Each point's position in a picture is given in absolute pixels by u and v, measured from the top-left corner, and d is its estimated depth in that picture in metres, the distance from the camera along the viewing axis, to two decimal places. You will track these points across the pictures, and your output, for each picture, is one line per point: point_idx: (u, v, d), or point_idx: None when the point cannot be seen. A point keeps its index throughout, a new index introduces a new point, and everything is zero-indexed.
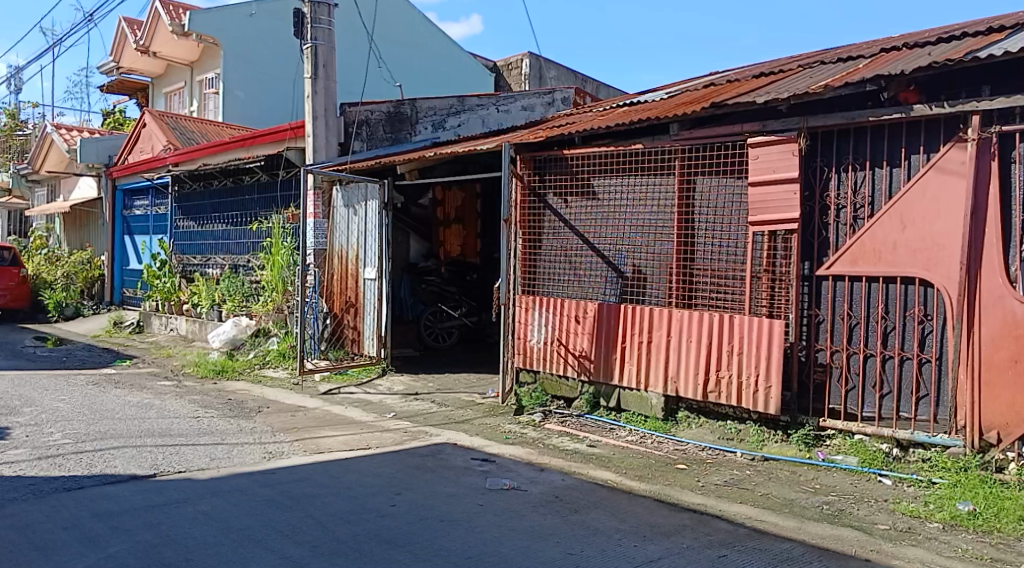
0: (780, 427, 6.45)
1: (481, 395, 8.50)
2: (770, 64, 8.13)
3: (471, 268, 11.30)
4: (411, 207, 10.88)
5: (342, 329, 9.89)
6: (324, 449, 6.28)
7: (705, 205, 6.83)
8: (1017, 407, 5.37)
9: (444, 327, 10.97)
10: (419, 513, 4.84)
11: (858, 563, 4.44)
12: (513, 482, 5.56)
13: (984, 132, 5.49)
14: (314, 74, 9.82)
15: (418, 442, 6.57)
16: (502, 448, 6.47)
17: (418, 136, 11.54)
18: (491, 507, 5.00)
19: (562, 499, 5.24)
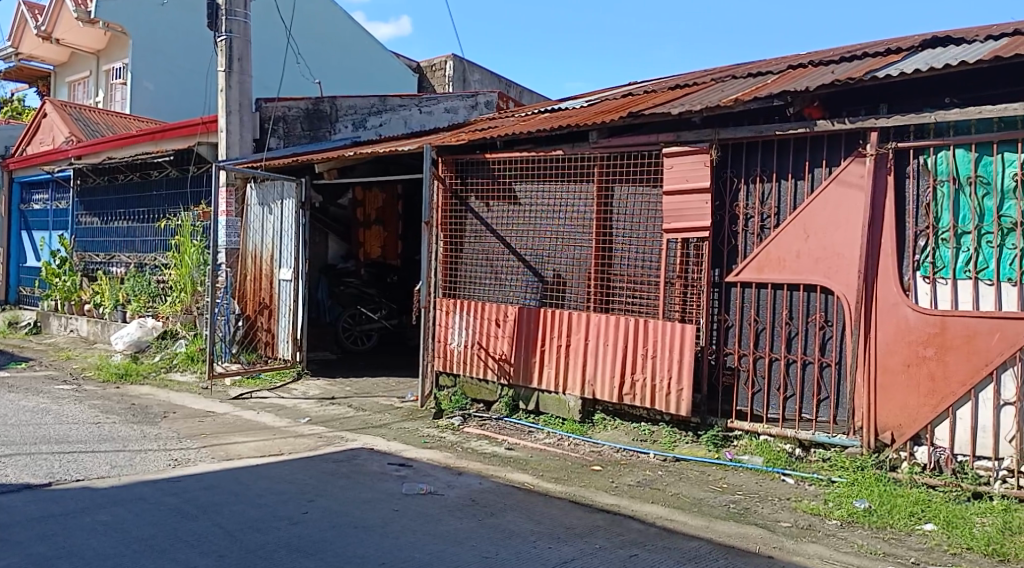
0: (690, 429, 6.67)
1: (400, 398, 8.49)
2: (687, 76, 8.36)
3: (391, 270, 11.26)
4: (329, 208, 10.86)
5: (255, 332, 9.73)
6: (234, 455, 6.18)
7: (622, 212, 7.01)
8: (909, 409, 5.66)
9: (362, 330, 10.90)
10: (332, 520, 4.81)
11: (760, 560, 4.61)
12: (430, 486, 5.58)
13: (881, 147, 5.76)
14: (228, 67, 9.64)
15: (333, 447, 6.54)
16: (418, 453, 6.48)
17: (337, 135, 11.37)
18: (406, 512, 5.01)
19: (479, 502, 5.29)
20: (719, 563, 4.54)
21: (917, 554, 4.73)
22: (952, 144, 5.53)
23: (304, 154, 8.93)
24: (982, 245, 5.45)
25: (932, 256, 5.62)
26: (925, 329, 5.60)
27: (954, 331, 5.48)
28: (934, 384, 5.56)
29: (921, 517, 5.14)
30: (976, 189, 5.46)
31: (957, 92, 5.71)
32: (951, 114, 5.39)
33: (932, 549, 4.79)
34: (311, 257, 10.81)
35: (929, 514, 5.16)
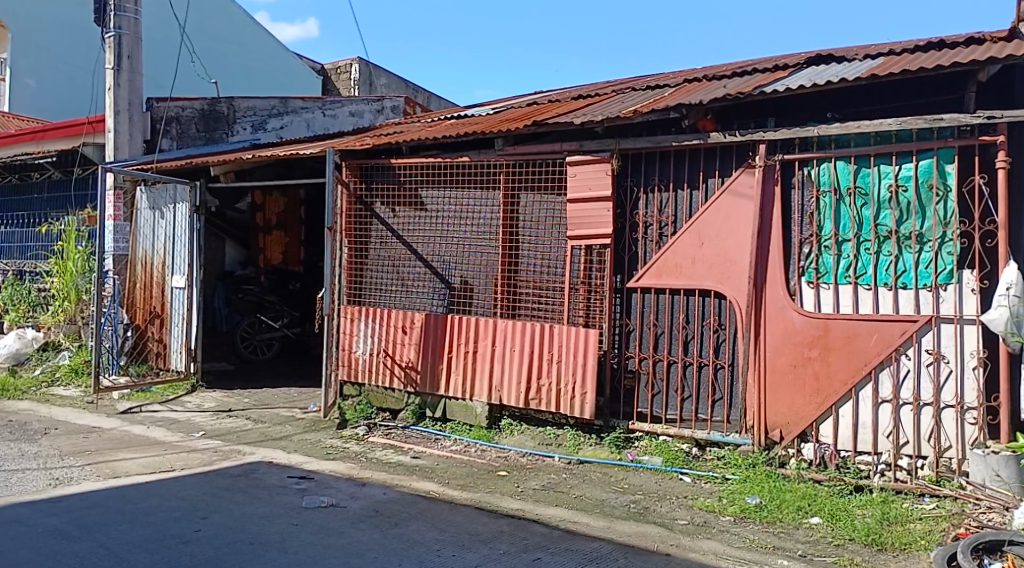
0: (594, 431, 6.84)
1: (302, 409, 8.39)
2: (587, 87, 8.56)
3: (294, 277, 11.14)
4: (227, 212, 10.52)
5: (145, 342, 9.46)
6: (121, 473, 6.01)
7: (526, 219, 7.13)
8: (796, 408, 5.96)
9: (262, 339, 10.77)
10: (227, 537, 4.75)
11: (658, 558, 4.78)
12: (331, 498, 5.56)
13: (769, 159, 6.04)
14: (116, 65, 9.33)
15: (230, 462, 6.42)
16: (320, 464, 6.44)
17: (235, 136, 11.14)
18: (306, 526, 4.99)
19: (382, 513, 5.31)
20: (619, 562, 4.69)
21: (804, 546, 4.98)
22: (833, 156, 5.84)
23: (201, 157, 8.73)
24: (861, 252, 5.79)
25: (816, 262, 5.94)
26: (809, 331, 5.90)
27: (836, 333, 5.81)
28: (818, 383, 5.87)
29: (808, 510, 5.40)
30: (854, 200, 5.80)
31: (836, 107, 6.19)
32: (833, 128, 5.72)
33: (818, 541, 5.06)
34: (206, 263, 10.50)
35: (815, 507, 5.44)
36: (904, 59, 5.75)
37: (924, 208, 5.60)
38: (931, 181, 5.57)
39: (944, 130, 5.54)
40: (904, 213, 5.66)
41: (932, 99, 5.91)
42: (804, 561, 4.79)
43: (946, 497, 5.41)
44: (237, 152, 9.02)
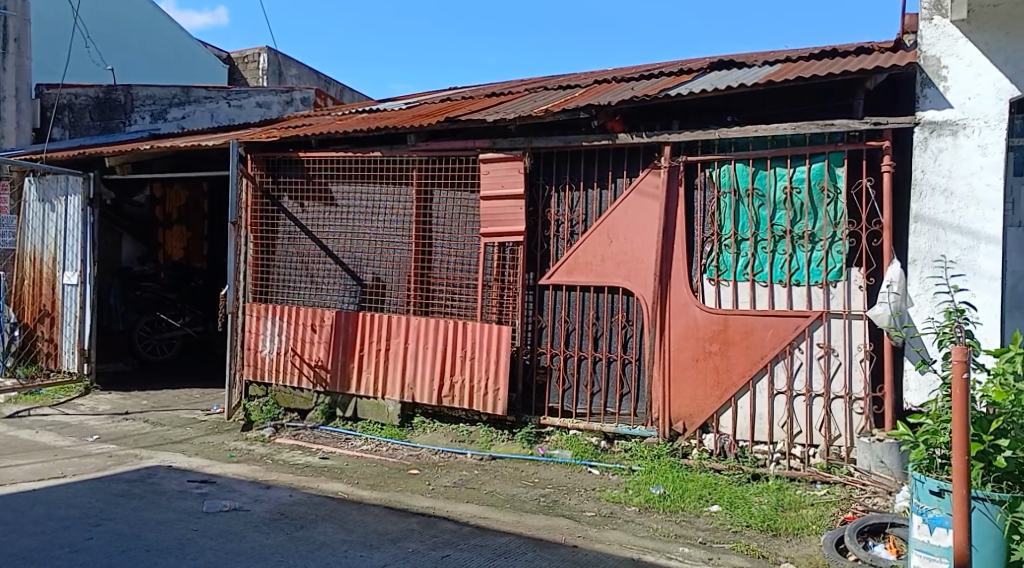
0: (506, 427, 6.96)
1: (204, 411, 8.23)
2: (497, 86, 8.64)
3: (195, 274, 10.97)
4: (123, 205, 10.41)
5: (35, 342, 9.15)
6: (6, 481, 5.79)
7: (439, 215, 7.20)
8: (697, 401, 6.23)
9: (162, 339, 10.31)
10: (121, 545, 4.66)
11: (565, 550, 4.91)
12: (234, 503, 5.51)
13: (673, 160, 6.30)
14: (2, 48, 8.92)
15: (125, 467, 6.27)
16: (223, 468, 6.36)
17: (133, 126, 10.80)
18: (207, 531, 4.93)
19: (287, 516, 5.29)
20: (527, 556, 4.79)
21: (704, 534, 5.19)
22: (733, 158, 6.13)
23: (94, 149, 8.44)
24: (758, 251, 6.09)
25: (716, 260, 6.21)
26: (710, 326, 6.18)
27: (735, 327, 6.10)
28: (718, 376, 6.16)
29: (708, 499, 5.63)
30: (752, 200, 6.08)
31: (737, 112, 6.55)
32: (733, 132, 5.99)
33: (717, 528, 5.27)
34: (102, 260, 10.34)
35: (715, 496, 5.68)
36: (800, 67, 6.15)
37: (816, 209, 5.92)
38: (823, 183, 5.89)
39: (835, 135, 5.90)
40: (798, 213, 5.96)
41: (827, 105, 6.35)
42: (703, 547, 4.99)
43: (836, 483, 5.74)
44: (133, 143, 8.75)
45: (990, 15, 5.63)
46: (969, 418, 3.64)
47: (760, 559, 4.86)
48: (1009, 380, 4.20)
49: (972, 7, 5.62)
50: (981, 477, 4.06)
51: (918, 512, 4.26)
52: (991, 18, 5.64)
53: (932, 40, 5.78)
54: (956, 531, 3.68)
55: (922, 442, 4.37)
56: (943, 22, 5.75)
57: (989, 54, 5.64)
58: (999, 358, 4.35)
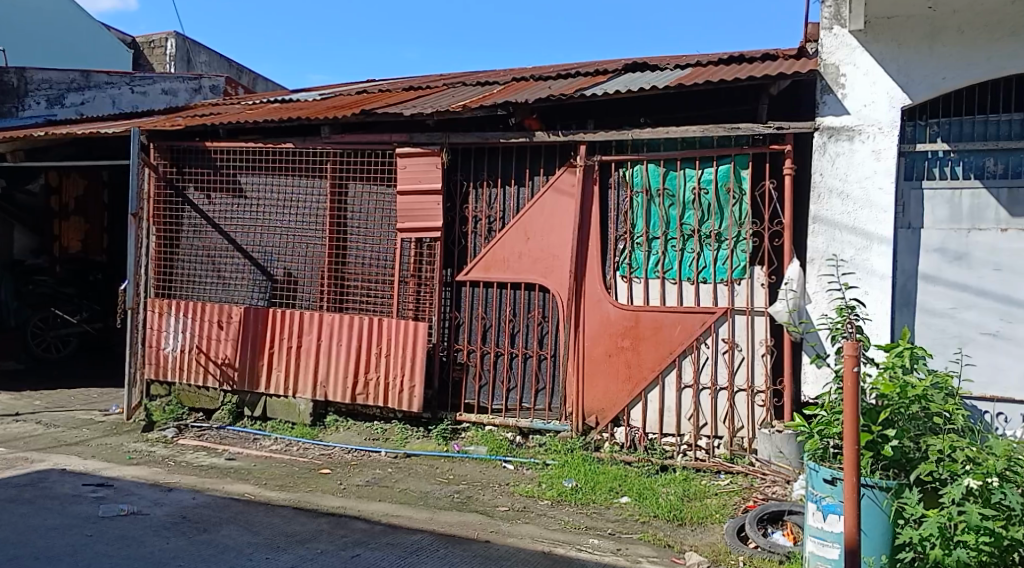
0: (422, 424, 6.96)
1: (102, 411, 7.90)
2: (413, 80, 8.58)
3: (94, 267, 10.58)
4: (15, 195, 9.82)
5: None
6: None
7: (353, 210, 7.16)
8: (610, 395, 6.39)
9: (57, 335, 9.94)
10: (6, 553, 4.44)
11: (477, 545, 4.93)
12: (132, 506, 5.31)
13: (588, 159, 6.44)
14: None
15: (13, 470, 5.96)
16: (121, 470, 6.13)
17: (27, 111, 10.22)
18: (102, 537, 4.75)
19: (189, 519, 5.14)
20: (438, 552, 4.80)
21: (613, 525, 5.31)
22: (645, 159, 6.30)
23: None
24: (668, 249, 6.26)
25: (629, 257, 6.36)
26: (623, 322, 6.34)
27: (646, 323, 6.28)
28: (630, 371, 6.33)
29: (619, 490, 5.77)
30: (663, 200, 6.27)
31: (649, 113, 6.69)
32: (645, 133, 6.16)
33: (626, 519, 5.41)
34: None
35: (625, 488, 5.81)
36: (708, 71, 6.35)
37: (723, 209, 6.13)
38: (729, 185, 6.11)
39: (741, 139, 6.11)
40: (706, 214, 6.18)
41: (732, 109, 6.59)
42: (612, 538, 5.11)
43: (738, 473, 5.97)
44: (23, 128, 8.27)
45: (885, 27, 5.93)
46: (859, 406, 3.85)
47: (666, 548, 5.00)
48: (897, 372, 4.48)
49: (868, 18, 5.90)
50: (870, 465, 4.27)
51: (813, 500, 4.46)
52: (886, 30, 5.94)
53: (831, 49, 6.05)
54: (846, 516, 3.78)
55: (817, 432, 4.61)
56: (842, 32, 6.02)
57: (884, 64, 5.94)
58: (888, 353, 4.63)
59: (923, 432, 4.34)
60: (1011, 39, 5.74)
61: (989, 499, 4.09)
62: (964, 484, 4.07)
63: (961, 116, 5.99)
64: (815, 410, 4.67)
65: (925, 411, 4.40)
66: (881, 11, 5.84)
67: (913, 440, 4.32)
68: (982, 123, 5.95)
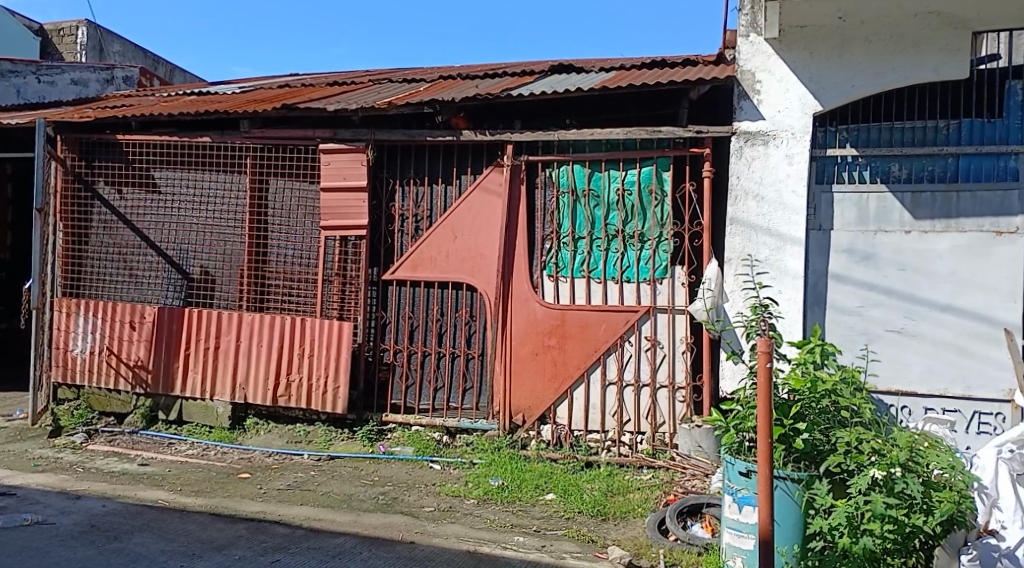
0: (346, 426, 6.86)
1: (5, 417, 7.50)
2: (337, 75, 8.44)
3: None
4: None
5: None
6: None
7: (275, 207, 7.02)
8: (536, 393, 6.43)
9: None
10: None
11: (401, 547, 4.89)
12: (37, 515, 5.06)
13: (515, 159, 6.46)
14: None
15: None
16: (25, 478, 5.83)
17: None
18: (4, 549, 4.52)
19: (99, 527, 4.93)
20: (361, 555, 4.74)
21: (538, 522, 5.35)
22: (571, 160, 6.36)
23: None
24: (593, 249, 6.35)
25: (556, 257, 6.43)
26: (549, 320, 6.39)
27: (572, 322, 6.35)
28: (556, 369, 6.39)
29: (544, 488, 5.81)
30: (588, 200, 6.35)
31: (574, 114, 6.82)
32: (570, 134, 6.22)
33: (551, 516, 5.46)
34: None
35: (551, 485, 5.86)
36: (632, 74, 6.47)
37: (645, 210, 6.25)
38: (651, 186, 6.24)
39: (663, 141, 6.25)
40: (629, 214, 6.28)
41: (654, 113, 6.69)
42: (538, 535, 5.15)
43: (660, 467, 6.11)
44: None
45: (798, 35, 6.14)
46: (771, 400, 3.92)
47: (589, 543, 5.07)
48: (809, 368, 4.60)
49: (782, 27, 6.11)
50: (782, 458, 4.42)
51: (730, 492, 4.56)
52: (798, 38, 6.16)
53: (748, 56, 6.26)
54: (760, 508, 3.88)
55: (732, 427, 4.61)
56: (757, 39, 6.23)
57: (796, 72, 6.16)
58: (801, 350, 4.75)
59: (832, 425, 4.49)
60: (913, 50, 5.99)
61: (893, 488, 4.22)
62: (868, 474, 4.22)
63: (868, 122, 6.23)
64: (731, 404, 4.63)
65: (834, 405, 4.55)
66: (795, 20, 6.05)
67: (824, 433, 4.48)
68: (888, 129, 6.20)
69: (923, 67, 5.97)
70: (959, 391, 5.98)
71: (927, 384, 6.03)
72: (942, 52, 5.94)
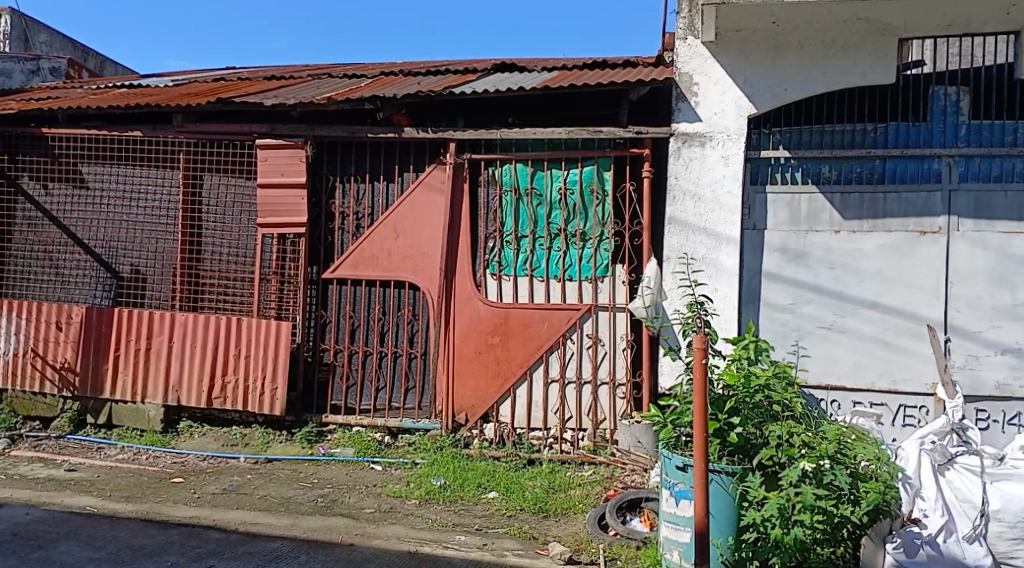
0: (284, 427, 6.74)
1: None
2: (276, 69, 8.26)
3: None
4: None
5: None
6: None
7: (209, 204, 6.85)
8: (479, 392, 6.43)
9: None
10: None
11: (340, 549, 4.83)
12: None
13: (457, 157, 6.45)
14: None
15: None
16: None
17: None
18: None
19: (21, 536, 4.74)
20: (299, 559, 4.67)
21: (480, 520, 5.35)
22: (514, 159, 6.38)
23: None
24: (536, 248, 6.39)
25: (499, 255, 6.44)
26: (492, 319, 6.39)
27: (514, 320, 6.36)
28: (499, 367, 6.40)
29: (486, 486, 5.82)
30: (531, 199, 6.38)
31: (517, 113, 6.84)
32: (512, 133, 6.24)
33: (493, 514, 5.47)
34: None
35: (493, 483, 5.86)
36: (573, 74, 6.53)
37: (587, 209, 6.31)
38: (593, 186, 6.30)
39: (604, 141, 6.32)
40: (571, 213, 6.33)
41: (595, 113, 6.74)
42: (479, 534, 5.15)
43: (601, 463, 6.17)
44: None
45: (734, 39, 6.28)
46: (707, 395, 4.04)
47: (530, 540, 5.10)
48: (742, 363, 4.74)
49: (719, 30, 6.24)
50: (718, 451, 4.54)
51: (668, 486, 4.58)
52: (734, 42, 6.29)
53: (686, 58, 6.37)
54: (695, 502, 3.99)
55: (670, 422, 4.66)
56: (695, 42, 6.35)
57: (732, 75, 6.30)
58: (734, 346, 4.88)
59: (764, 419, 4.59)
60: (843, 55, 6.17)
61: (822, 479, 4.31)
62: (799, 466, 4.31)
63: (801, 125, 6.42)
64: (669, 400, 4.69)
65: (767, 400, 4.65)
66: (730, 25, 6.18)
67: (756, 427, 4.57)
68: (819, 132, 6.39)
69: (852, 72, 6.17)
70: (885, 385, 6.21)
71: (855, 378, 6.25)
72: (870, 58, 6.14)
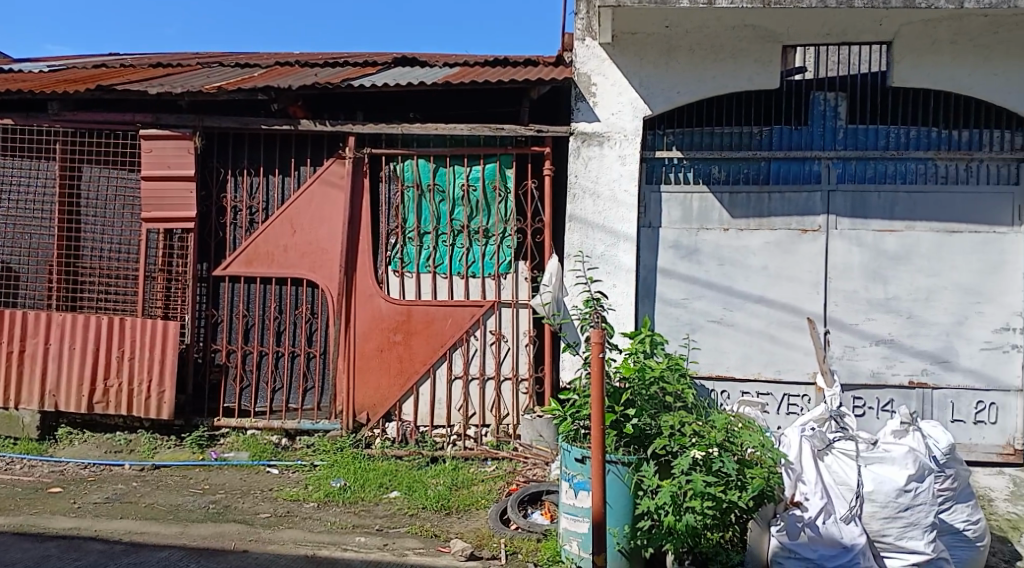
0: (173, 432, 6.47)
1: None
2: (164, 57, 7.88)
3: None
4: None
5: None
6: None
7: (89, 198, 6.48)
8: (381, 391, 6.35)
9: None
10: None
11: (233, 557, 4.67)
12: None
13: (357, 151, 6.33)
14: None
15: None
16: None
17: None
18: None
19: None
20: None
21: (381, 521, 5.29)
22: (416, 154, 6.33)
23: None
24: (438, 244, 6.36)
25: (401, 252, 6.37)
26: (394, 317, 6.32)
27: (417, 318, 6.31)
28: (402, 365, 6.34)
29: (388, 486, 5.75)
30: (433, 195, 6.35)
31: (418, 108, 6.77)
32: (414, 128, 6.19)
33: (394, 514, 5.41)
34: None
35: (395, 482, 5.81)
36: (474, 71, 6.52)
37: (489, 207, 6.34)
38: (494, 183, 6.32)
39: (505, 139, 6.33)
40: (473, 210, 6.35)
41: (496, 111, 6.77)
42: (380, 534, 5.09)
43: (503, 458, 6.21)
44: None
45: (629, 41, 6.42)
46: (604, 388, 4.14)
47: (432, 538, 5.07)
48: (638, 357, 4.84)
49: (615, 33, 6.37)
50: (614, 443, 4.66)
51: (568, 478, 4.65)
52: (630, 44, 6.43)
53: (584, 59, 6.47)
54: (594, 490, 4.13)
55: (569, 415, 4.66)
56: (593, 43, 6.45)
57: (628, 77, 6.45)
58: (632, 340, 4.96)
59: (657, 411, 4.72)
60: (732, 60, 6.41)
61: (711, 467, 4.46)
62: (690, 455, 4.46)
63: (693, 127, 6.63)
64: (569, 393, 4.70)
65: (661, 391, 4.76)
66: (626, 27, 6.32)
67: (651, 418, 4.71)
68: (710, 133, 6.61)
69: (740, 76, 6.41)
70: (771, 375, 6.52)
71: (743, 370, 6.54)
72: (756, 63, 6.39)
